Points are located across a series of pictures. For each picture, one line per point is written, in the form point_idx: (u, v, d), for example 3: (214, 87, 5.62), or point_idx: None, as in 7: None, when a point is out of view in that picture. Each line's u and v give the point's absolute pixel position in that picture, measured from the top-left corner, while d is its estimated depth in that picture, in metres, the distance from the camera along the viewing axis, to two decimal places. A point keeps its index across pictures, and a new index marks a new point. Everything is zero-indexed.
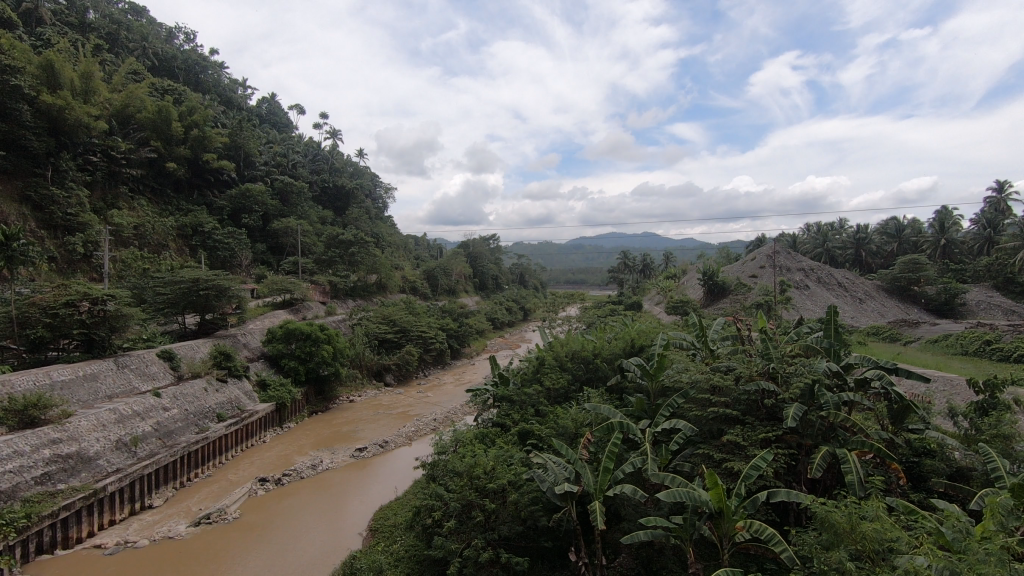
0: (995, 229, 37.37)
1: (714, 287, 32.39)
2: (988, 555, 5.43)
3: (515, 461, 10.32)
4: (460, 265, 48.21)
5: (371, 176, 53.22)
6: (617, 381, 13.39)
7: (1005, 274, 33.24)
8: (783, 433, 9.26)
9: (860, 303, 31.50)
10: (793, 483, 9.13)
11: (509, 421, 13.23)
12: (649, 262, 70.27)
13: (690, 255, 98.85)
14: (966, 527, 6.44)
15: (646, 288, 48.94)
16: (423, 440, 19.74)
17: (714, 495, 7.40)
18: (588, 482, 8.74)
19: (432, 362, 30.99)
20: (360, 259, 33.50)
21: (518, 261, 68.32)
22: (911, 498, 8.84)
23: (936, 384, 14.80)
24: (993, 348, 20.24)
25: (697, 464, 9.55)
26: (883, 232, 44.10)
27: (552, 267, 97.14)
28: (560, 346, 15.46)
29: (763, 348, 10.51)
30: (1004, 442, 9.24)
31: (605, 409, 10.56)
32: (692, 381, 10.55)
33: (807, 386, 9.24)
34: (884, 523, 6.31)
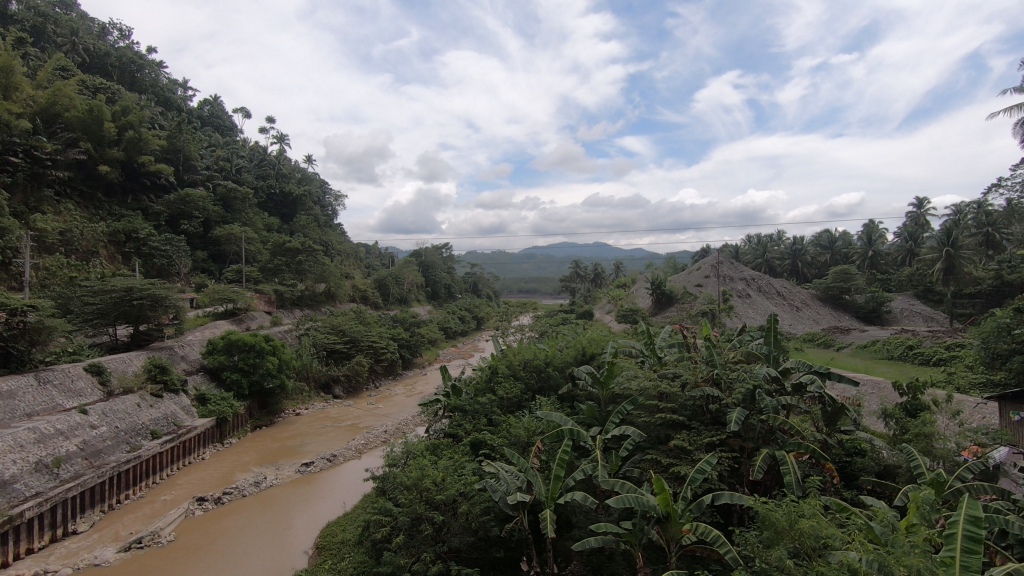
0: (916, 242, 40.27)
1: (662, 296, 33.40)
2: (912, 547, 5.77)
3: (467, 471, 10.22)
4: (412, 274, 47.71)
5: (320, 183, 52.09)
6: (568, 390, 13.58)
7: (926, 284, 36.00)
8: (727, 437, 9.59)
9: (797, 311, 33.16)
10: (736, 485, 9.50)
11: (461, 431, 13.05)
12: (600, 271, 71.64)
13: (640, 264, 101.42)
14: (893, 521, 6.82)
15: (597, 297, 49.85)
16: (373, 453, 19.31)
17: (662, 500, 7.56)
18: (539, 491, 8.79)
19: (383, 372, 30.42)
20: (309, 267, 32.58)
21: (472, 271, 68.20)
22: (844, 496, 9.37)
23: (865, 386, 15.80)
24: (915, 353, 21.77)
25: (646, 469, 9.73)
26: (817, 244, 46.76)
27: (505, 275, 97.47)
28: (513, 355, 15.48)
29: (708, 355, 10.87)
30: (925, 440, 9.96)
31: (556, 416, 10.65)
32: (641, 387, 10.78)
33: (748, 391, 9.66)
34: (821, 520, 6.57)
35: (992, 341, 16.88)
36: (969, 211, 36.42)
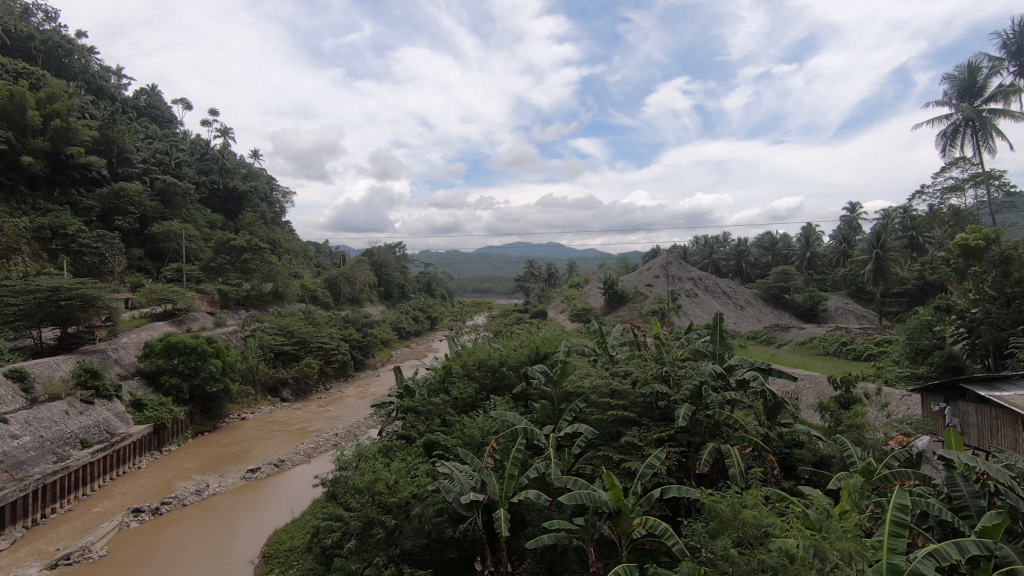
0: (849, 244, 42.65)
1: (614, 295, 34.08)
2: (845, 532, 6.11)
3: (420, 473, 10.12)
4: (364, 273, 46.80)
5: (267, 179, 50.28)
6: (522, 389, 13.66)
7: (858, 283, 38.23)
8: (675, 432, 9.89)
9: (741, 310, 34.55)
10: (684, 479, 9.80)
11: (414, 433, 12.88)
12: (554, 271, 72.34)
13: (592, 264, 103.13)
14: (828, 508, 7.20)
15: (550, 297, 50.33)
16: (323, 457, 18.82)
17: (612, 495, 7.72)
18: (493, 490, 8.81)
19: (334, 374, 29.71)
20: (255, 266, 31.43)
21: (425, 270, 67.49)
22: (783, 486, 9.83)
23: (803, 381, 16.64)
24: (848, 349, 23.07)
25: (598, 466, 9.91)
26: (759, 245, 48.84)
27: (459, 275, 96.99)
28: (467, 355, 15.43)
29: (657, 353, 11.16)
30: (857, 431, 10.59)
31: (510, 416, 10.70)
32: (593, 385, 10.97)
33: (695, 387, 9.99)
34: (762, 509, 6.85)
35: (916, 337, 18.09)
36: (896, 216, 38.91)
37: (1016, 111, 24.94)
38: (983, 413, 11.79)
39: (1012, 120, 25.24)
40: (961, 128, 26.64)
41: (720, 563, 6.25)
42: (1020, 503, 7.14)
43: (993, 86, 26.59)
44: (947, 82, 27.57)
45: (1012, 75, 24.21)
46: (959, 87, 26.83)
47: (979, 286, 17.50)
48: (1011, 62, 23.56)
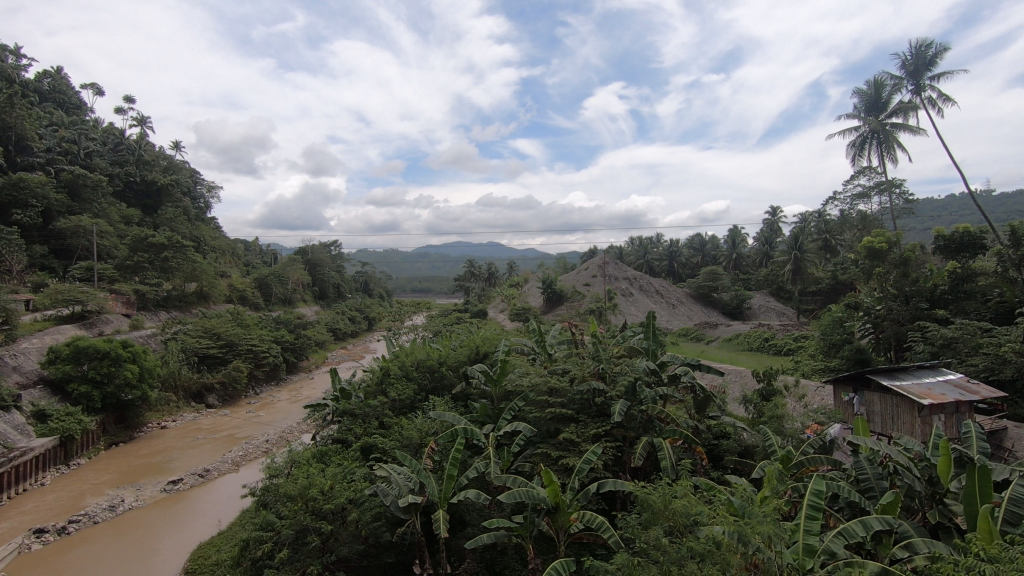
0: (770, 246, 45.37)
1: (553, 295, 34.55)
2: (765, 516, 6.48)
3: (356, 478, 9.87)
4: (297, 273, 45.04)
5: (190, 173, 47.37)
6: (461, 389, 13.62)
7: (778, 283, 40.73)
8: (611, 427, 10.19)
9: (673, 308, 35.98)
10: (619, 473, 10.09)
11: (351, 436, 12.52)
12: (494, 271, 72.43)
13: (531, 265, 104.18)
14: (751, 495, 7.62)
15: (490, 297, 50.35)
16: (253, 465, 17.97)
17: (551, 492, 7.84)
18: (432, 492, 8.75)
19: (264, 378, 28.41)
20: (176, 265, 29.55)
21: (362, 269, 65.74)
22: (711, 475, 10.32)
23: (730, 376, 17.54)
24: (770, 344, 24.54)
25: (536, 463, 10.04)
26: (690, 247, 51.04)
27: (397, 275, 95.30)
28: (405, 355, 15.17)
29: (594, 351, 11.42)
30: (777, 421, 11.30)
31: (449, 416, 10.63)
32: (532, 383, 11.08)
33: (630, 384, 10.33)
34: (691, 499, 7.15)
35: (829, 332, 19.49)
36: (812, 220, 41.75)
37: (914, 126, 27.34)
38: (886, 402, 12.84)
39: (911, 134, 27.66)
40: (869, 139, 28.89)
41: (653, 553, 6.46)
42: (915, 482, 7.87)
43: (895, 102, 29.02)
44: (857, 97, 29.81)
45: (910, 93, 26.52)
46: (866, 102, 29.09)
47: (883, 284, 19.06)
48: (909, 81, 25.79)
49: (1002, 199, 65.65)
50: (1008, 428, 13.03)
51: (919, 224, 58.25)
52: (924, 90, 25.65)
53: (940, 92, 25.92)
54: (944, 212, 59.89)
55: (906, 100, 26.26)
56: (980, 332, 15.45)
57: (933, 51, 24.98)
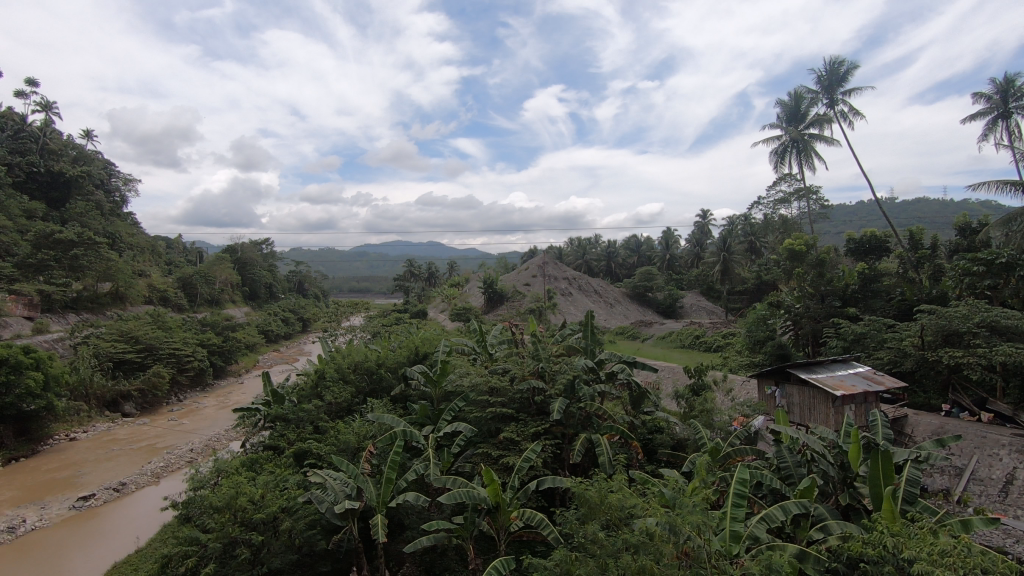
0: (701, 248, 47.48)
1: (493, 295, 34.62)
2: (695, 505, 6.77)
3: (289, 485, 9.48)
4: (225, 272, 42.76)
5: (104, 164, 43.97)
6: (401, 391, 13.41)
7: (708, 282, 42.70)
8: (550, 425, 10.36)
9: (610, 307, 36.96)
10: (559, 470, 10.25)
11: (283, 443, 12.01)
12: (434, 270, 71.68)
13: (471, 265, 103.88)
14: (682, 486, 7.93)
15: (430, 297, 49.80)
16: (175, 476, 16.88)
17: (491, 491, 7.85)
18: (370, 496, 8.57)
19: (188, 383, 26.80)
20: (87, 263, 27.33)
21: (296, 269, 63.30)
22: (646, 469, 10.67)
23: (664, 372, 18.20)
24: (700, 341, 25.69)
25: (477, 463, 10.01)
26: (626, 248, 52.55)
27: (334, 275, 92.39)
28: (342, 357, 14.74)
29: (534, 350, 11.55)
30: (707, 415, 11.86)
31: (388, 419, 10.42)
32: (472, 383, 11.05)
33: (569, 381, 10.53)
34: (626, 493, 7.35)
35: (754, 329, 20.66)
36: (738, 223, 44.02)
37: (829, 136, 29.40)
38: (804, 393, 13.72)
39: (826, 144, 29.72)
40: (789, 148, 30.81)
41: (590, 547, 6.61)
42: (829, 468, 8.48)
43: (812, 114, 31.08)
44: (779, 108, 31.69)
45: (825, 106, 28.48)
46: (787, 112, 31.00)
47: (801, 284, 20.38)
48: (824, 95, 27.70)
49: (903, 205, 71.84)
50: (908, 415, 14.28)
51: (833, 229, 62.68)
52: (837, 104, 27.61)
53: (851, 106, 27.98)
54: (855, 217, 64.78)
55: (822, 112, 28.20)
56: (885, 327, 16.84)
57: (845, 68, 26.95)
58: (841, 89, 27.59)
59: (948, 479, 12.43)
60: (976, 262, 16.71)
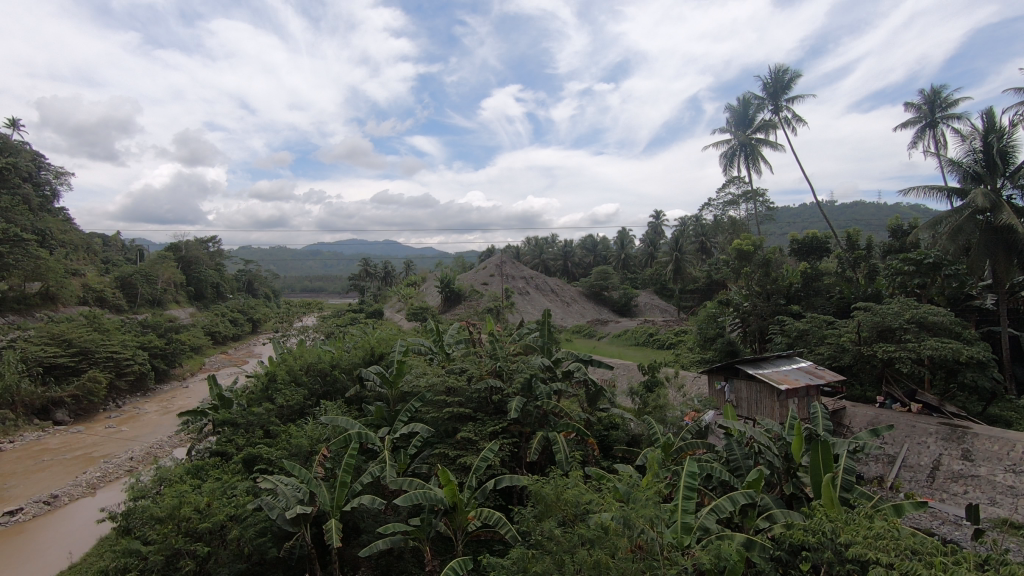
0: (655, 247, 48.63)
1: (451, 295, 34.41)
2: (648, 499, 6.91)
3: (237, 492, 9.13)
4: (167, 271, 40.79)
5: (32, 156, 41.16)
6: (356, 392, 13.14)
7: (662, 282, 43.79)
8: (508, 423, 10.38)
9: (567, 306, 37.38)
10: (517, 468, 10.28)
11: (231, 448, 11.55)
12: (390, 270, 70.57)
13: (428, 264, 102.87)
14: (637, 480, 8.08)
15: (386, 296, 49.02)
16: (113, 487, 16.00)
17: (448, 491, 7.80)
18: (323, 501, 8.37)
19: (128, 389, 25.42)
20: (14, 262, 25.54)
21: (245, 268, 61.06)
22: (601, 465, 10.84)
23: (619, 369, 18.53)
24: (654, 339, 26.30)
25: (434, 464, 9.92)
26: (582, 247, 53.21)
27: (285, 275, 89.61)
28: (294, 358, 14.32)
29: (491, 349, 11.53)
30: (660, 410, 12.14)
31: (342, 421, 10.17)
32: (429, 383, 10.92)
33: (526, 380, 10.58)
34: (582, 489, 7.43)
35: (705, 326, 21.31)
36: (690, 224, 45.32)
37: (774, 141, 30.66)
38: (751, 388, 14.25)
39: (771, 149, 30.99)
40: (738, 151, 31.92)
41: (546, 544, 6.65)
42: (775, 459, 8.82)
43: (758, 120, 32.33)
44: (728, 112, 32.77)
45: (771, 112, 29.66)
46: (736, 117, 32.10)
47: (749, 283, 21.18)
48: (770, 102, 28.85)
49: (842, 209, 75.72)
50: (846, 407, 15.04)
51: (778, 230, 65.45)
52: (782, 111, 28.81)
53: (795, 112, 29.22)
54: (798, 219, 67.84)
55: (768, 118, 29.38)
56: (825, 324, 17.69)
57: (789, 76, 28.16)
58: (785, 96, 28.80)
59: (882, 466, 13.20)
60: (906, 262, 17.80)
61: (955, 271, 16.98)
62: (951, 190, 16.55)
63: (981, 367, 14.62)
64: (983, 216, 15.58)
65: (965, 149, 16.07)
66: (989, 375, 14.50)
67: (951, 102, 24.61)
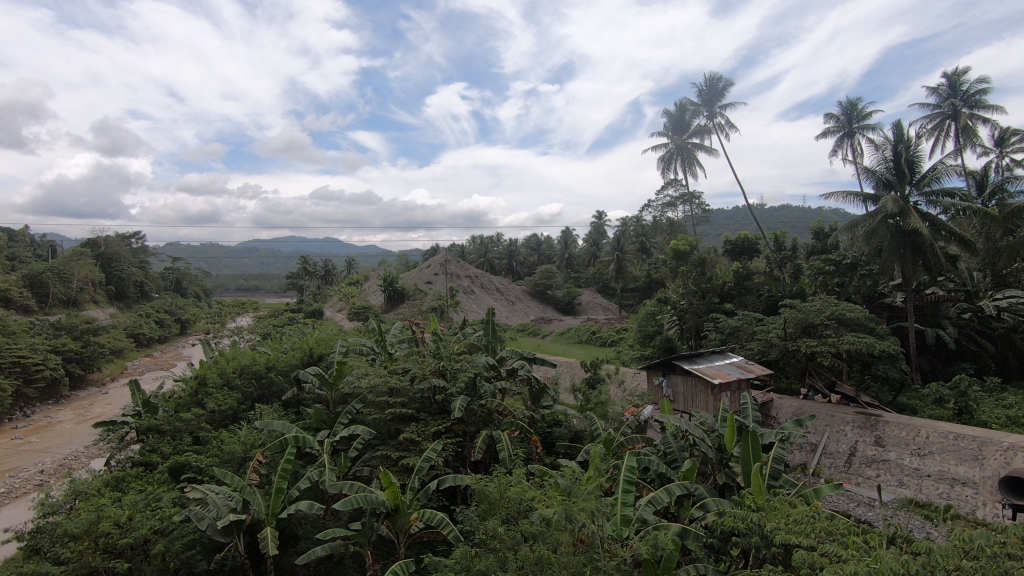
0: (597, 247, 49.73)
1: (394, 293, 33.86)
2: (589, 493, 7.04)
3: (164, 504, 8.61)
4: (84, 268, 37.91)
5: None
6: (293, 395, 12.70)
7: (604, 281, 44.84)
8: (451, 423, 10.33)
9: (512, 305, 37.60)
10: (460, 468, 10.25)
11: (157, 456, 10.89)
12: (331, 267, 68.52)
13: (370, 263, 100.75)
14: (579, 475, 8.22)
15: (327, 295, 47.56)
16: (20, 503, 14.73)
17: (390, 494, 7.69)
18: (257, 509, 8.05)
19: (38, 397, 23.42)
20: None
21: (172, 265, 57.58)
22: (545, 461, 10.98)
23: (562, 368, 18.80)
24: (596, 337, 26.88)
25: (375, 466, 9.72)
26: (527, 247, 53.67)
27: (218, 273, 85.34)
28: (226, 361, 13.63)
29: (435, 349, 11.42)
30: (602, 407, 12.44)
31: (278, 425, 9.77)
32: (371, 385, 10.68)
33: (470, 379, 10.58)
34: (525, 486, 7.46)
35: (644, 324, 21.97)
36: (631, 225, 46.60)
37: (708, 146, 31.97)
38: (687, 383, 14.83)
39: (706, 153, 32.30)
40: (675, 155, 33.07)
41: (489, 542, 6.68)
42: (708, 450, 9.22)
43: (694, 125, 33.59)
44: (666, 117, 33.88)
45: (706, 117, 30.89)
46: (673, 122, 33.25)
47: (686, 282, 22.01)
48: (705, 108, 30.06)
49: (770, 212, 80.10)
50: (773, 399, 15.92)
51: (713, 231, 68.53)
52: (716, 117, 30.06)
53: (728, 118, 30.54)
54: (731, 222, 71.35)
55: (703, 124, 30.59)
56: (755, 321, 18.65)
57: (723, 84, 29.45)
58: (719, 102, 30.08)
59: (805, 454, 14.07)
60: (827, 262, 19.05)
61: (869, 271, 18.40)
62: (866, 195, 17.79)
63: (891, 359, 15.86)
64: (893, 220, 16.79)
65: (878, 158, 17.34)
66: (898, 367, 15.77)
67: (866, 114, 26.51)
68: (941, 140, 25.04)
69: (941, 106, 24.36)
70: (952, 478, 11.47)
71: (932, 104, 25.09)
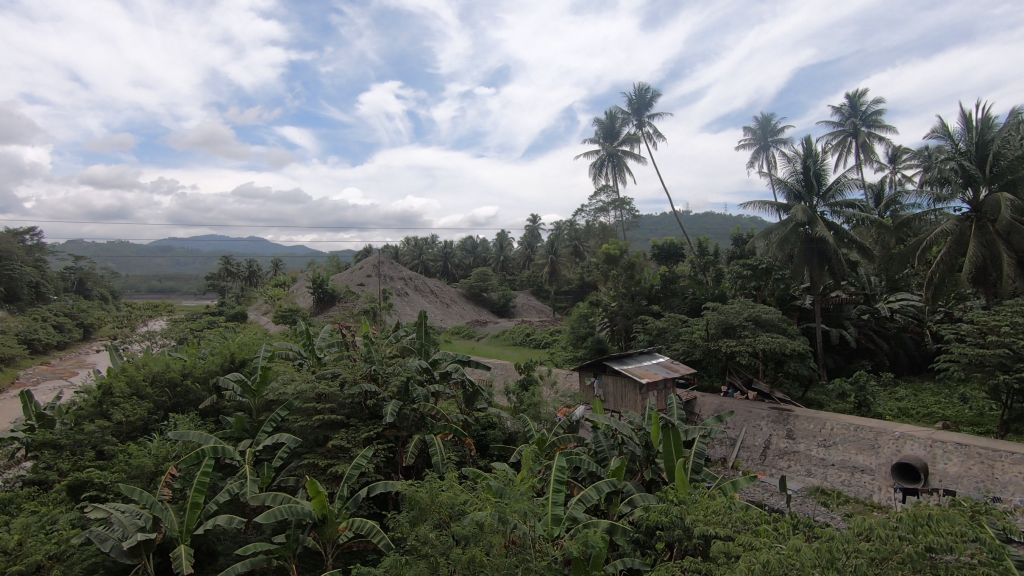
0: (531, 250, 50.32)
1: (324, 295, 32.79)
2: (522, 494, 7.07)
3: (61, 526, 7.85)
4: None
5: None
6: (212, 403, 11.96)
7: (537, 284, 45.45)
8: (383, 429, 10.06)
9: (446, 308, 37.33)
10: (392, 474, 10.03)
11: (53, 474, 9.92)
12: (256, 268, 65.28)
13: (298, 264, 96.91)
14: (512, 476, 8.25)
15: (250, 298, 45.22)
16: None
17: (316, 504, 7.41)
18: (169, 526, 7.52)
19: None
20: None
21: (74, 264, 52.69)
22: (478, 464, 10.96)
23: (496, 370, 18.82)
24: (530, 339, 27.17)
25: (302, 475, 9.34)
26: (462, 249, 53.49)
27: (127, 273, 79.08)
28: (134, 368, 12.60)
29: (366, 352, 11.01)
30: (535, 408, 12.56)
31: (194, 435, 9.14)
32: (297, 390, 10.17)
33: (402, 383, 10.38)
34: (457, 490, 7.39)
35: (577, 326, 22.42)
36: (563, 229, 47.53)
37: (637, 154, 33.16)
38: (617, 382, 15.24)
39: (635, 161, 33.47)
40: (606, 161, 34.01)
41: (420, 548, 6.57)
42: (636, 447, 9.53)
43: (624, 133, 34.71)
44: (597, 124, 34.78)
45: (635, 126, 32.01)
46: (604, 129, 34.21)
47: (616, 285, 22.68)
48: (634, 117, 31.18)
49: (694, 219, 84.38)
50: (697, 397, 16.68)
51: (641, 236, 71.17)
52: (644, 126, 31.23)
53: (655, 127, 31.80)
54: (658, 227, 74.49)
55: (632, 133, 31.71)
56: (680, 322, 19.49)
57: (650, 95, 30.65)
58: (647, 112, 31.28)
59: (725, 449, 14.84)
60: (745, 267, 20.21)
61: (782, 275, 19.70)
62: (779, 205, 19.05)
63: (801, 358, 17.05)
64: (803, 228, 18.05)
65: (790, 170, 18.62)
66: (807, 364, 16.98)
67: (778, 129, 28.44)
68: (844, 155, 27.23)
69: (844, 124, 26.54)
70: (853, 466, 12.49)
71: (836, 121, 27.27)
